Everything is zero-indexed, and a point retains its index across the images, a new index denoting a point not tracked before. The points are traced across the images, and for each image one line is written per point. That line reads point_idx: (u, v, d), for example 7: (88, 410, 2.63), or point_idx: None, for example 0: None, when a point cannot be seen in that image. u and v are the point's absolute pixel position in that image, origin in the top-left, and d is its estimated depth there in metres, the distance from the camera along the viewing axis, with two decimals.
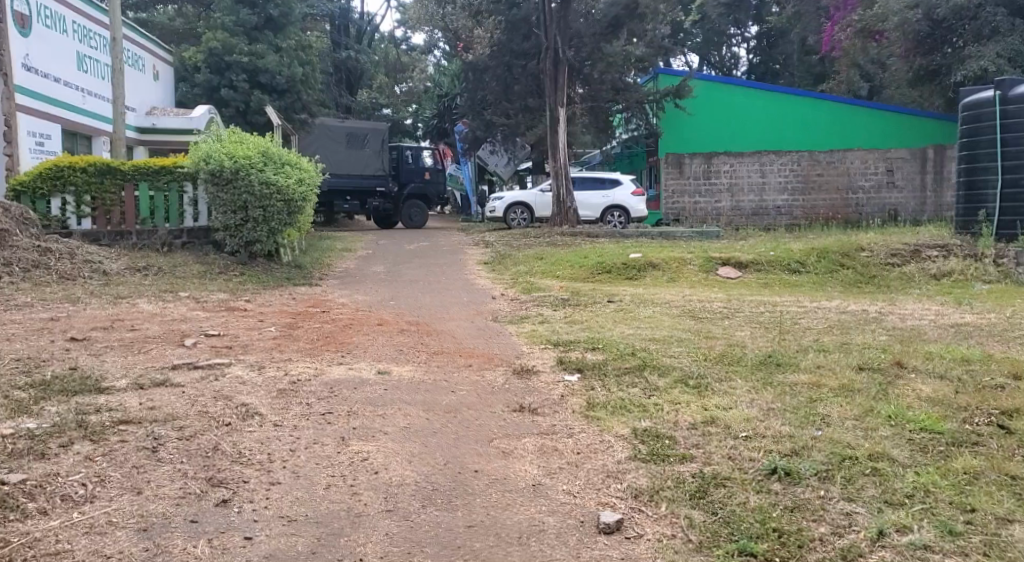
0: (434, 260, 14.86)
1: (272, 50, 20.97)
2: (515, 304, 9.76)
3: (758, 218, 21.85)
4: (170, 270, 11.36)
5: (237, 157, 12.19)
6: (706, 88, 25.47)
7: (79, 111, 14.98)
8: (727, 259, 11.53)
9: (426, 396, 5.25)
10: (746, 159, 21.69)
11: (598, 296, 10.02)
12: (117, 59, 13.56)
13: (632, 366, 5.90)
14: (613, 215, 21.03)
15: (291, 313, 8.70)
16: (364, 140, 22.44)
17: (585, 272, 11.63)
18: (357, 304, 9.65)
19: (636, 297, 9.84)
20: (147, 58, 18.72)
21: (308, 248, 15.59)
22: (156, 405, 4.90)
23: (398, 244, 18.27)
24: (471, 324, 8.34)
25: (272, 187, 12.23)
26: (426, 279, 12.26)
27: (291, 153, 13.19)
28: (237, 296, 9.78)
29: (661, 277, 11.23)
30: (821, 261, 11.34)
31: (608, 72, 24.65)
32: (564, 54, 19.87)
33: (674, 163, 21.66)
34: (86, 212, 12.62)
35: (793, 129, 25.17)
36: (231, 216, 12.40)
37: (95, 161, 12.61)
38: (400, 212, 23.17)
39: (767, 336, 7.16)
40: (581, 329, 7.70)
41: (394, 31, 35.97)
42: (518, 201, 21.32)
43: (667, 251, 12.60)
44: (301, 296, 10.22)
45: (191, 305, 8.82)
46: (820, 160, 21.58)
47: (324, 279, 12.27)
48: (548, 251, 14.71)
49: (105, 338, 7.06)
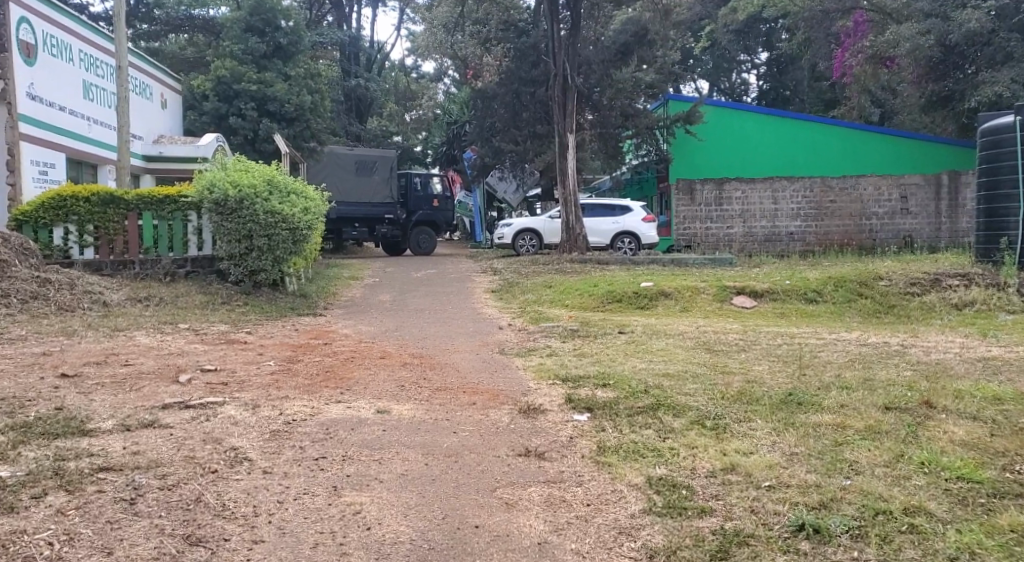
0: (441, 288, 14.60)
1: (281, 78, 20.91)
2: (523, 335, 9.48)
3: (771, 244, 21.55)
4: (171, 301, 11.15)
5: (242, 186, 12.01)
6: (717, 114, 25.32)
7: (85, 140, 14.88)
8: (741, 288, 11.24)
9: (427, 438, 4.96)
10: (758, 185, 21.43)
11: (609, 326, 9.73)
12: (122, 87, 13.46)
13: (645, 405, 5.58)
14: (624, 241, 20.77)
15: (292, 345, 8.44)
16: (372, 167, 22.32)
17: (596, 301, 11.36)
18: (361, 335, 9.39)
19: (648, 327, 9.55)
20: (155, 86, 18.67)
21: (314, 276, 15.35)
22: (140, 449, 4.65)
23: (405, 271, 18.04)
24: (477, 357, 8.05)
25: (277, 215, 12.03)
26: (433, 308, 12.00)
27: (297, 182, 12.99)
28: (238, 328, 9.55)
29: (674, 306, 10.93)
30: (838, 290, 11.03)
31: (618, 98, 24.50)
32: (573, 81, 19.72)
33: (684, 189, 21.41)
34: (89, 241, 12.43)
35: (806, 154, 24.94)
36: (235, 245, 12.17)
37: (99, 190, 12.50)
38: (408, 239, 23.11)
39: (785, 371, 6.85)
40: (590, 362, 7.41)
41: (404, 59, 36.04)
42: (527, 228, 21.09)
43: (679, 279, 12.31)
44: (304, 327, 9.98)
45: (189, 338, 8.59)
46: (833, 186, 21.31)
47: (329, 309, 12.02)
48: (557, 279, 14.43)
49: (97, 374, 6.81)
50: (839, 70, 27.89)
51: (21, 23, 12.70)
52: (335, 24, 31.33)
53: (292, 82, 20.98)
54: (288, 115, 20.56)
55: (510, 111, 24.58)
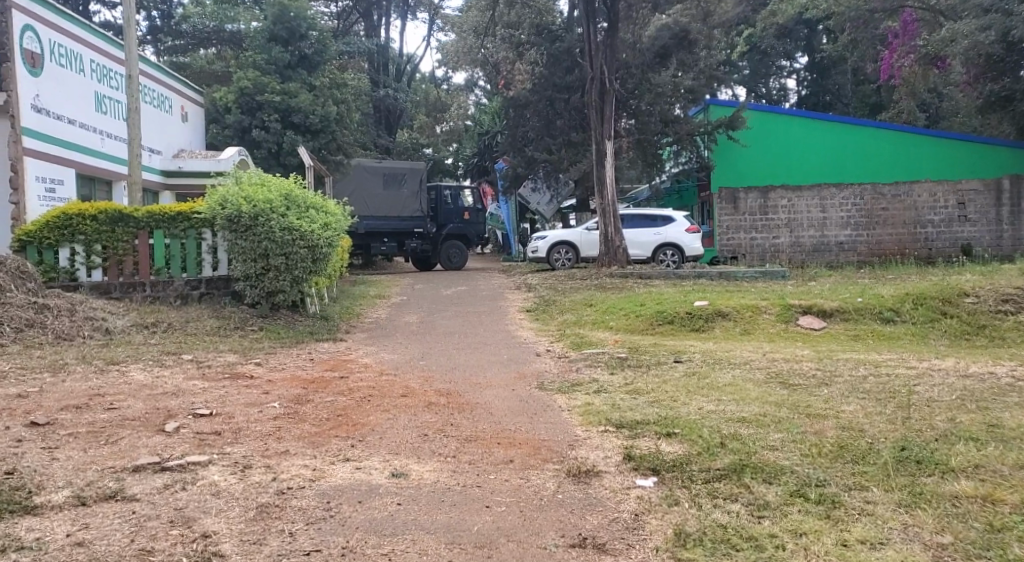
0: (473, 307, 13.53)
1: (306, 89, 20.08)
2: (565, 364, 8.40)
3: (819, 254, 20.24)
4: (181, 326, 10.26)
5: (257, 201, 11.09)
6: (760, 119, 24.08)
7: (99, 155, 14.12)
8: (808, 307, 10.06)
9: (456, 515, 3.96)
10: (805, 193, 20.15)
11: (662, 354, 8.62)
12: (133, 97, 12.62)
13: (726, 467, 4.51)
14: (666, 254, 19.59)
15: (303, 381, 7.43)
16: (402, 180, 21.48)
17: (644, 323, 10.24)
18: (384, 366, 8.41)
19: (709, 355, 8.43)
20: (175, 98, 17.90)
21: (337, 296, 14.40)
22: (85, 539, 3.68)
23: (434, 288, 17.04)
24: (511, 393, 7.01)
25: (295, 232, 11.08)
26: (463, 331, 10.98)
27: (317, 195, 12.04)
28: (246, 358, 8.58)
29: (733, 329, 9.80)
30: (918, 308, 9.82)
31: (657, 104, 23.38)
32: (611, 85, 18.65)
33: (727, 197, 20.22)
34: (97, 262, 11.60)
35: (854, 159, 23.61)
36: (251, 264, 11.25)
37: (106, 208, 11.62)
38: (439, 253, 22.16)
39: (886, 414, 5.68)
40: (649, 403, 6.29)
41: (435, 70, 35.23)
42: (563, 240, 19.97)
43: (735, 296, 11.11)
44: (320, 356, 9.01)
45: (189, 373, 7.63)
46: (884, 194, 19.97)
47: (351, 333, 11.05)
48: (598, 297, 13.31)
49: (74, 423, 5.85)
50: (887, 72, 26.53)
51: (25, 31, 11.94)
52: (363, 35, 30.57)
53: (318, 93, 20.13)
54: (313, 127, 19.66)
55: (544, 120, 23.56)
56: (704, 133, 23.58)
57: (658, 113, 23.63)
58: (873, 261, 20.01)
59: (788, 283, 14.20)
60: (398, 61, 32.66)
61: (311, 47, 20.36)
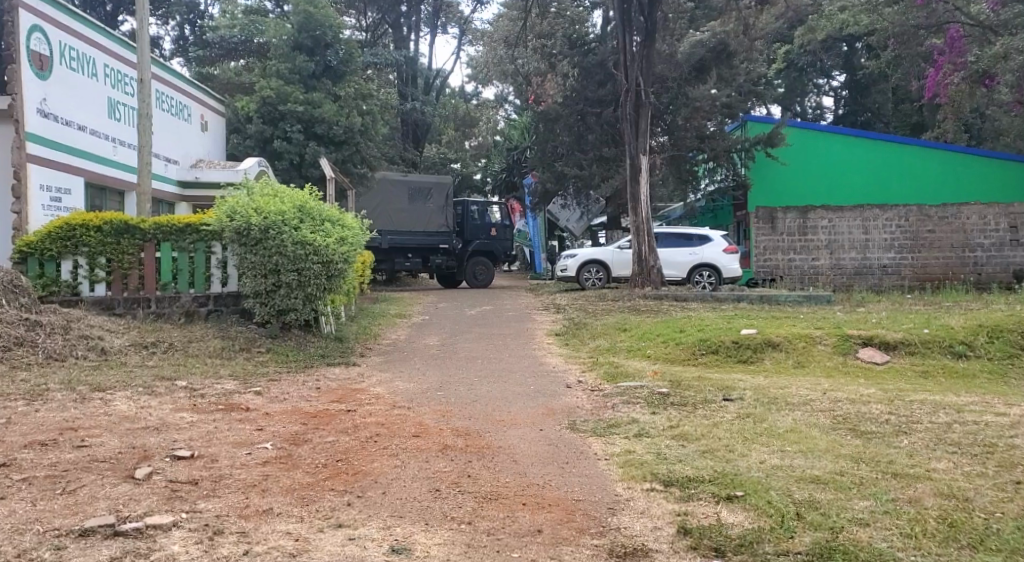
0: (498, 329, 12.69)
1: (330, 99, 19.41)
2: (599, 400, 7.51)
3: (861, 278, 19.15)
4: (183, 347, 9.51)
5: (268, 212, 10.33)
6: (801, 136, 23.19)
7: (110, 164, 13.49)
8: (869, 338, 9.14)
9: None
10: (847, 214, 19.10)
11: (707, 390, 7.64)
12: (144, 102, 11.94)
13: (807, 553, 3.74)
14: (702, 274, 18.60)
15: (305, 416, 6.60)
16: (427, 194, 20.76)
17: (685, 353, 9.32)
18: (396, 397, 7.59)
19: (761, 394, 7.50)
20: (196, 107, 17.23)
21: (355, 315, 13.62)
22: None
23: (458, 307, 16.22)
24: (539, 435, 6.12)
25: (308, 246, 10.31)
26: (486, 357, 10.14)
27: (333, 208, 11.28)
28: (246, 386, 7.76)
29: (784, 361, 8.90)
30: (994, 343, 8.94)
31: (693, 119, 22.48)
32: (647, 97, 17.74)
33: (765, 217, 19.22)
34: (100, 276, 10.90)
35: (899, 180, 22.52)
36: (260, 281, 10.47)
37: (112, 218, 10.92)
38: (464, 271, 21.51)
39: (988, 477, 4.81)
40: (700, 454, 5.39)
41: (465, 85, 34.58)
42: (593, 258, 19.02)
43: (784, 324, 10.20)
44: (326, 383, 8.19)
45: (180, 403, 6.81)
46: (931, 215, 18.88)
47: (365, 357, 10.23)
48: (632, 320, 12.43)
49: (33, 465, 5.04)
50: (931, 91, 24.58)
51: (32, 32, 11.32)
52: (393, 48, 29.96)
53: (342, 103, 19.49)
54: (336, 138, 18.96)
55: (574, 135, 22.75)
56: (741, 150, 22.64)
57: (694, 129, 22.73)
58: (919, 287, 18.89)
59: (835, 310, 13.26)
60: (428, 75, 32.03)
61: (336, 56, 19.73)
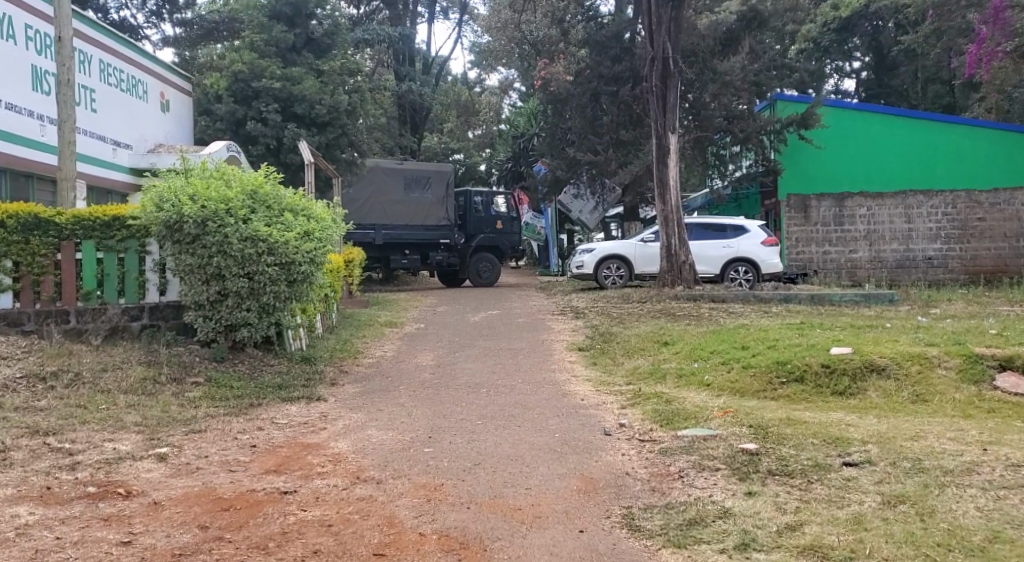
0: (507, 342, 10.35)
1: (313, 75, 17.04)
2: (657, 465, 5.18)
3: (904, 273, 16.76)
4: (92, 379, 7.17)
5: (206, 200, 8.00)
6: (837, 118, 20.52)
7: (34, 146, 11.15)
8: (1008, 360, 6.90)
9: None
10: (887, 200, 16.68)
11: (812, 445, 5.33)
12: (65, 65, 9.55)
13: None
14: (738, 270, 16.18)
15: (213, 508, 4.25)
16: (425, 183, 18.46)
17: (760, 383, 7.03)
18: (363, 459, 5.28)
19: (893, 452, 5.14)
20: (157, 82, 14.81)
21: (336, 324, 11.28)
22: None
23: (458, 312, 13.85)
24: (576, 549, 3.84)
25: (260, 243, 8.02)
26: (493, 384, 7.80)
27: (295, 194, 8.94)
28: (151, 445, 5.41)
29: (898, 393, 6.58)
30: None
31: (722, 96, 20.04)
32: (676, 66, 15.17)
33: (797, 205, 16.86)
34: (6, 283, 8.40)
35: (945, 164, 19.97)
36: (201, 289, 8.13)
37: (18, 211, 8.44)
38: (467, 268, 19.24)
39: None
40: None
41: (468, 72, 32.09)
42: (612, 253, 16.60)
43: (881, 338, 7.93)
44: (268, 437, 5.82)
45: (26, 489, 4.44)
46: (981, 202, 16.45)
47: (335, 386, 7.90)
48: (668, 329, 10.15)
49: None
50: (971, 66, 19.62)
51: None
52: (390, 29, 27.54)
53: (325, 79, 17.09)
54: (319, 118, 16.57)
55: (588, 116, 20.35)
56: (772, 133, 20.26)
57: (720, 107, 20.33)
58: (970, 282, 16.44)
59: (908, 316, 10.95)
60: (427, 59, 29.52)
61: (320, 28, 17.41)
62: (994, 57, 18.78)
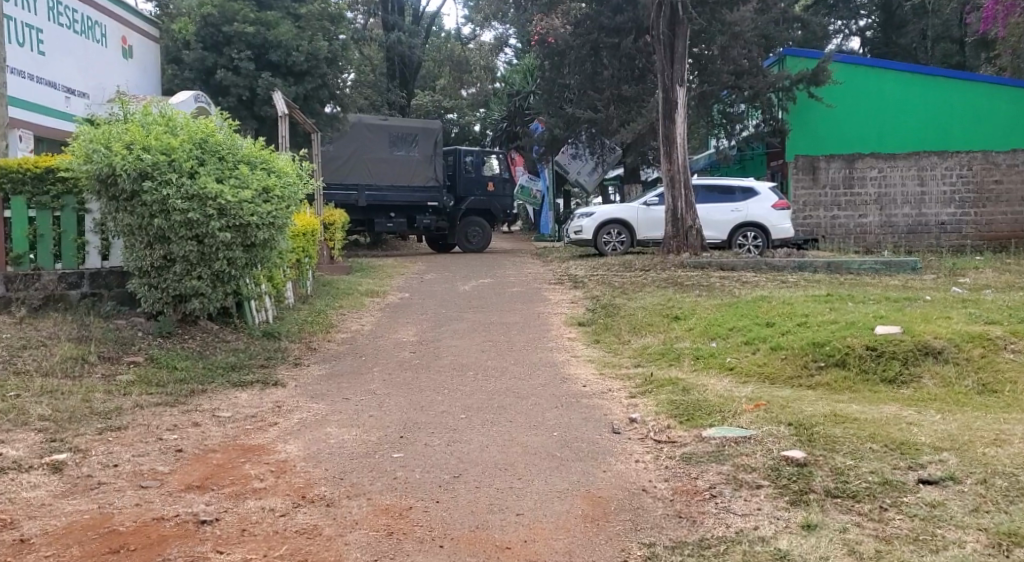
0: (493, 315, 9.25)
1: (290, 20, 15.77)
2: (678, 480, 4.13)
3: (915, 239, 15.65)
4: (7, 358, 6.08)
5: (142, 151, 6.87)
6: (850, 73, 19.14)
7: None
8: None
9: None
10: (900, 162, 15.53)
11: (870, 453, 4.28)
12: None
13: None
14: (747, 236, 15.05)
15: (98, 551, 3.20)
16: (413, 141, 17.25)
17: (793, 368, 5.99)
18: (306, 469, 4.20)
19: (975, 464, 4.09)
20: (119, 26, 13.54)
21: (309, 293, 10.17)
22: None
23: (445, 279, 12.76)
24: None
25: (207, 201, 6.89)
26: (480, 366, 6.75)
27: (254, 144, 7.77)
28: (48, 447, 4.37)
29: (959, 383, 5.53)
30: None
31: (731, 49, 18.88)
32: (684, 12, 13.91)
33: (806, 166, 15.69)
34: None
35: (964, 123, 18.70)
36: (143, 254, 7.03)
37: None
38: (456, 232, 18.09)
39: None
40: None
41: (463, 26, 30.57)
42: (613, 217, 15.45)
43: (928, 314, 6.84)
44: (202, 435, 4.77)
45: None
46: (998, 163, 15.29)
47: (293, 367, 6.82)
48: (675, 302, 9.06)
49: None
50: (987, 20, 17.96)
51: None
52: None
53: (303, 25, 15.80)
54: (295, 67, 15.35)
55: (586, 71, 19.08)
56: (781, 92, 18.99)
57: (727, 61, 19.08)
58: (985, 248, 15.35)
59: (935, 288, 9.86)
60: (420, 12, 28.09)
61: None
62: (1012, 11, 17.12)
